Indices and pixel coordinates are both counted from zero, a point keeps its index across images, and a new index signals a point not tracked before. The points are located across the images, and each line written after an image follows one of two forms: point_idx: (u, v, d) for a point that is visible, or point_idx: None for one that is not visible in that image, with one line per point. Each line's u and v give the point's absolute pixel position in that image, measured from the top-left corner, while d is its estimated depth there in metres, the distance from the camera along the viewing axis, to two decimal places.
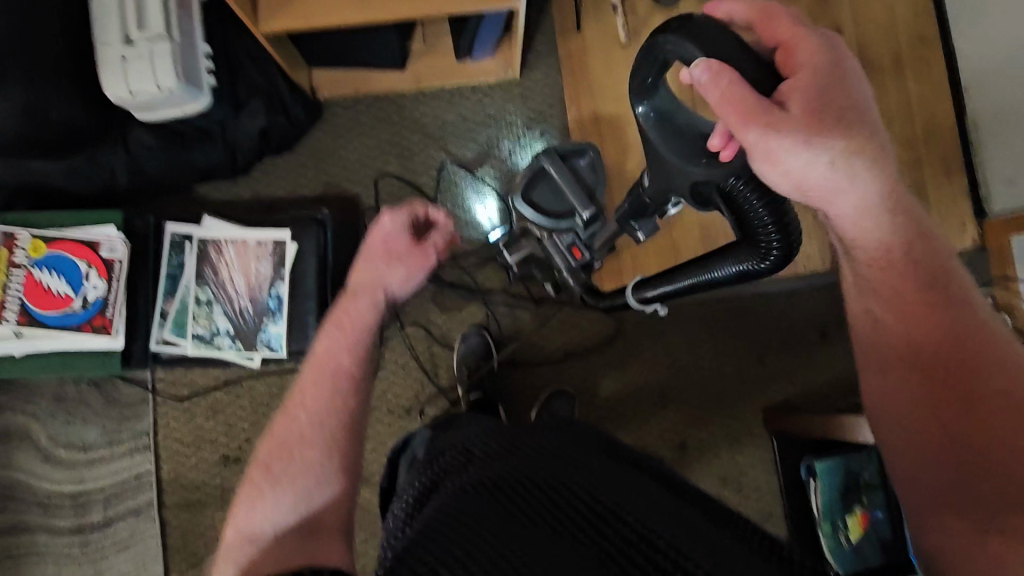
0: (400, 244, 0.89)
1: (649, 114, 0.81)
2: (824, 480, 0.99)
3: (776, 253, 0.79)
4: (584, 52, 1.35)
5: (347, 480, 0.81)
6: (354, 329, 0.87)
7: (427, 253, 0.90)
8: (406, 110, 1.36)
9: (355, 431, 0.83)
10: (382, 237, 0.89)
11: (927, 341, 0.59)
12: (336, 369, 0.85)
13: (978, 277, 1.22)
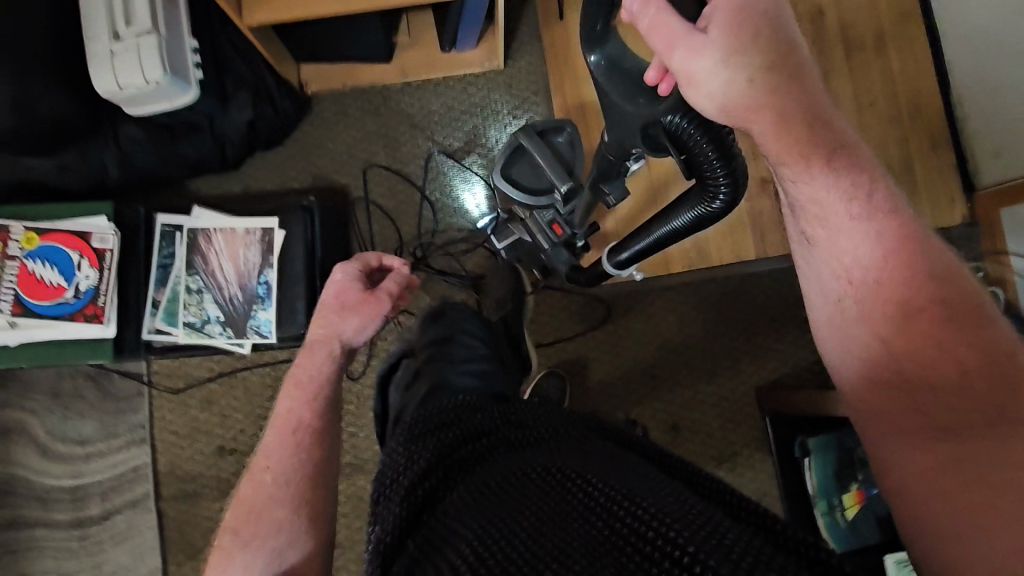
0: (352, 295, 0.89)
1: (599, 63, 0.74)
2: (817, 458, 1.15)
3: (724, 194, 0.71)
4: (568, 40, 1.30)
5: (320, 530, 0.70)
6: (309, 376, 0.81)
7: (379, 299, 0.89)
8: (391, 101, 1.35)
9: (326, 481, 0.74)
10: (339, 285, 0.90)
11: (886, 316, 0.52)
12: (298, 425, 0.76)
13: (971, 252, 1.36)
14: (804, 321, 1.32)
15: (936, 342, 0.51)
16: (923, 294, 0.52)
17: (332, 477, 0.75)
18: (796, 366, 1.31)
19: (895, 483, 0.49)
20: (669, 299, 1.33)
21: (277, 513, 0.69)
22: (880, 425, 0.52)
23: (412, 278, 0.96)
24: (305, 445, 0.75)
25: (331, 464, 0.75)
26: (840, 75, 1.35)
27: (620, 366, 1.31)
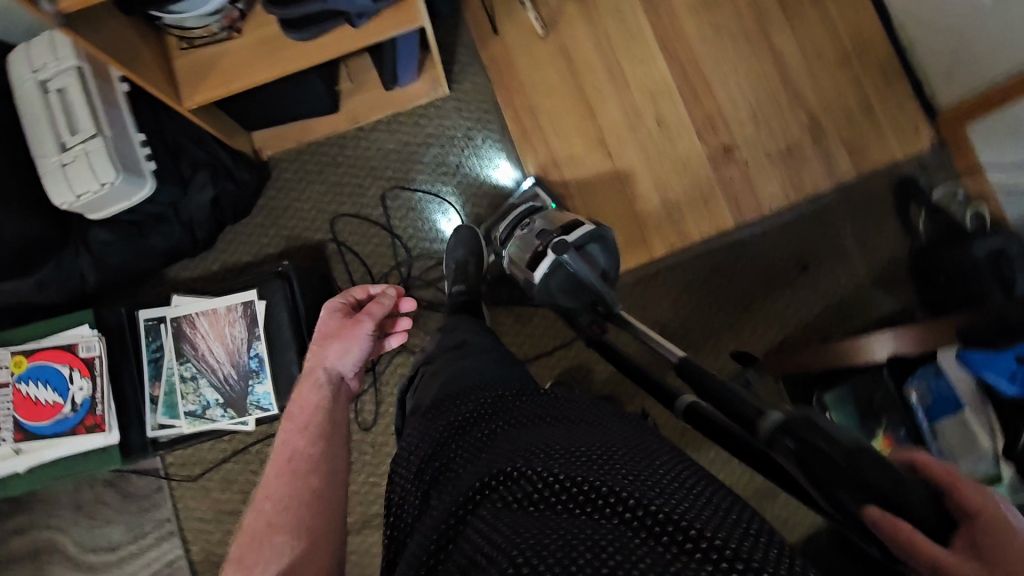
0: (334, 324, 0.97)
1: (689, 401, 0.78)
2: (838, 411, 1.13)
3: None
4: (508, 54, 1.35)
5: (327, 546, 0.68)
6: (304, 412, 0.85)
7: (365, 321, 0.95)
8: (347, 149, 1.36)
9: (326, 501, 0.73)
10: (326, 319, 0.98)
11: None
12: (293, 456, 0.78)
13: (945, 172, 1.33)
14: (796, 279, 1.31)
15: None
16: None
17: (337, 496, 0.75)
18: (797, 324, 1.30)
19: None
20: (661, 286, 1.32)
21: (275, 534, 0.68)
22: None
23: (390, 294, 1.02)
24: (303, 474, 0.76)
25: (334, 488, 0.76)
26: (781, 31, 1.35)
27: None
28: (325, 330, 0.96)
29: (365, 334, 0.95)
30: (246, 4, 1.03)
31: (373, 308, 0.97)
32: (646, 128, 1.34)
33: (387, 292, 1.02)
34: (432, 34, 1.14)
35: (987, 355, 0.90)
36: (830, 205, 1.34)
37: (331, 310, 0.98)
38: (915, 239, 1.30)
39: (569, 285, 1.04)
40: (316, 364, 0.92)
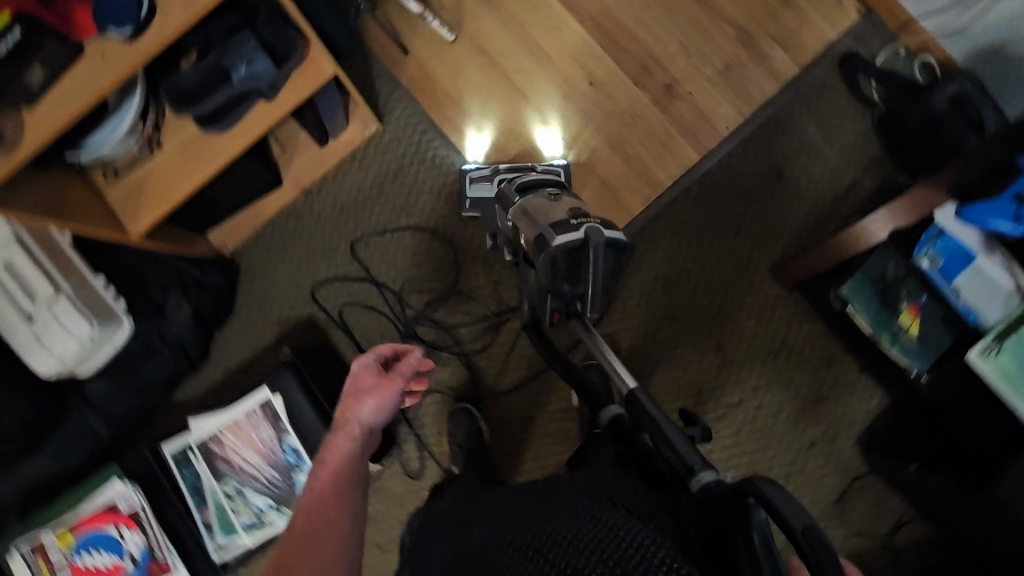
0: (368, 378, 0.89)
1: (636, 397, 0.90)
2: (859, 300, 1.15)
3: None
4: (425, 70, 1.32)
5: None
6: (333, 466, 0.80)
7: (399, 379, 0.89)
8: (303, 216, 1.33)
9: (339, 547, 0.73)
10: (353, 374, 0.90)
11: None
12: (320, 500, 0.77)
13: (882, 36, 1.32)
14: (776, 188, 1.31)
15: None
16: None
17: (352, 555, 0.73)
18: (792, 231, 1.30)
19: None
20: (651, 240, 1.31)
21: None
22: None
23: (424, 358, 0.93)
24: (326, 517, 0.75)
25: (353, 541, 0.75)
26: None
27: (643, 325, 1.30)
28: (356, 388, 0.88)
29: (402, 390, 0.88)
30: (155, 116, 0.99)
31: (405, 364, 0.90)
32: (582, 95, 1.32)
33: (411, 352, 0.92)
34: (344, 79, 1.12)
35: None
36: (784, 105, 1.32)
37: (365, 364, 0.90)
38: (874, 110, 1.30)
39: (570, 269, 0.91)
40: (346, 419, 0.85)
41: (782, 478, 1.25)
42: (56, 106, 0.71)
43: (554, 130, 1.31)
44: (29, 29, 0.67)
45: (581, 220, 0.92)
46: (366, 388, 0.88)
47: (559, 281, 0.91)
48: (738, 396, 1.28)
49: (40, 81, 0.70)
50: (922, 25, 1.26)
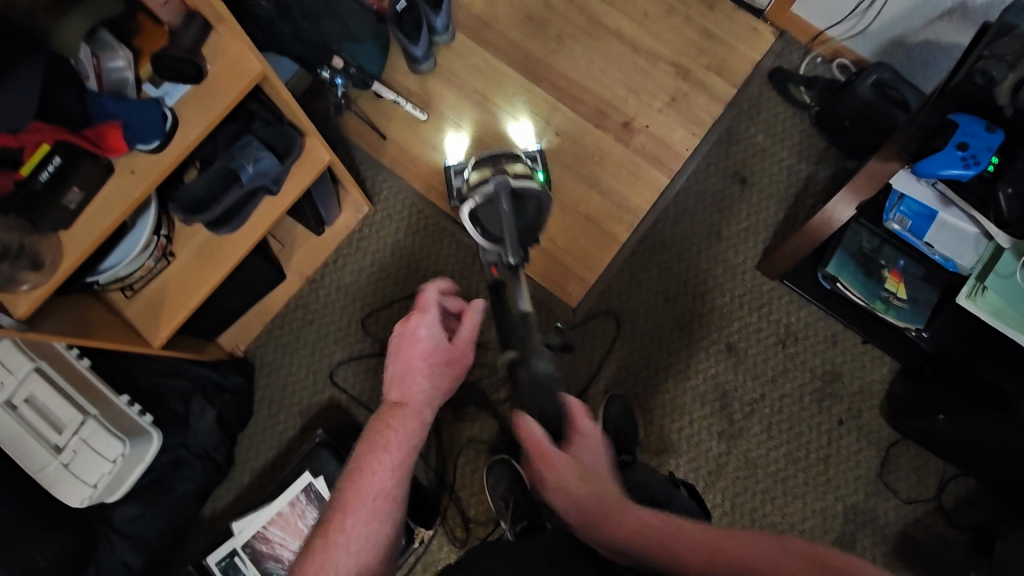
0: (438, 346, 0.84)
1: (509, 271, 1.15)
2: (846, 275, 1.23)
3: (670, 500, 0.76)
4: (404, 149, 1.43)
5: None
6: (398, 449, 0.77)
7: (463, 353, 0.86)
8: (311, 303, 1.36)
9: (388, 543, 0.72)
10: (413, 345, 0.83)
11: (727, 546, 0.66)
12: (382, 488, 0.75)
13: (799, 49, 1.50)
14: (743, 193, 1.42)
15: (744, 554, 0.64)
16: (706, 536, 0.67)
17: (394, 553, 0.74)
18: (768, 228, 1.40)
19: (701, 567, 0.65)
20: (641, 263, 1.40)
21: None
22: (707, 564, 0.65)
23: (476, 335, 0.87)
24: (384, 510, 0.74)
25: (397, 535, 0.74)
26: (609, 14, 1.52)
27: (655, 342, 1.35)
28: (424, 361, 0.83)
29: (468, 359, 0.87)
30: (168, 228, 1.03)
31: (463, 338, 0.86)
32: (550, 144, 1.44)
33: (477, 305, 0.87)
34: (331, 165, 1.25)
35: (971, 117, 0.91)
36: (732, 121, 1.46)
37: (432, 338, 0.83)
38: (808, 111, 1.45)
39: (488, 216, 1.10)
40: (409, 392, 0.82)
41: (818, 461, 1.28)
42: (92, 224, 0.77)
43: (528, 121, 1.45)
44: (67, 157, 0.72)
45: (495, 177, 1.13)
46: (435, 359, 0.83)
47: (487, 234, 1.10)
48: (760, 390, 1.32)
49: (77, 201, 0.75)
50: (830, 34, 1.44)
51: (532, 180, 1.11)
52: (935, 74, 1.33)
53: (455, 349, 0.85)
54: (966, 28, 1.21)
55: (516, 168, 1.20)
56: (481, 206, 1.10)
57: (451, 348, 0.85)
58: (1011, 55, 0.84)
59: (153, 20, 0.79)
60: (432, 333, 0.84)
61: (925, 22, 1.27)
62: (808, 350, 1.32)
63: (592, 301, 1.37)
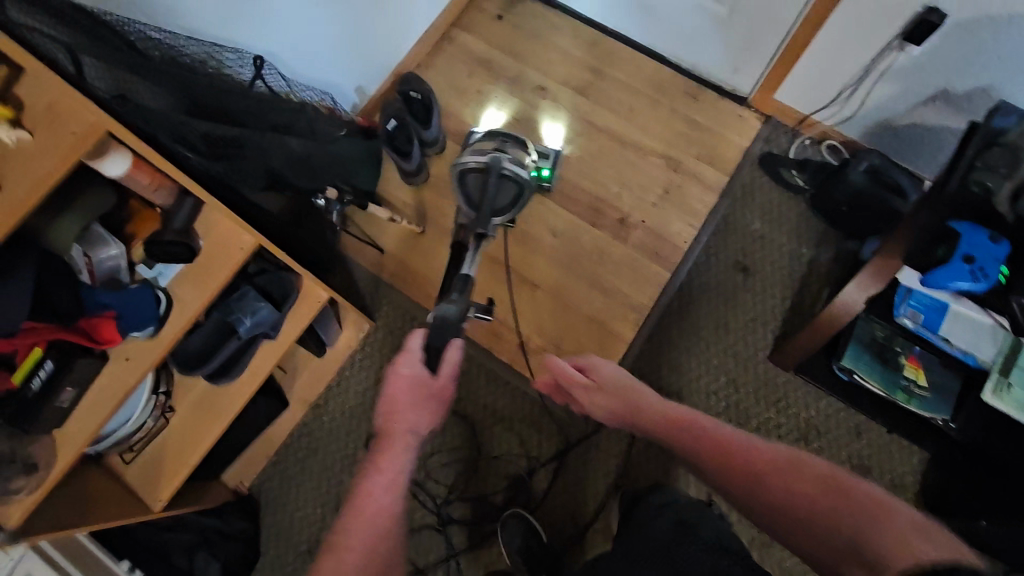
0: (418, 393, 0.93)
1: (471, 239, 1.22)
2: (863, 367, 1.20)
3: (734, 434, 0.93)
4: (404, 262, 1.44)
5: None
6: (389, 469, 0.84)
7: (446, 387, 0.95)
8: (315, 429, 1.33)
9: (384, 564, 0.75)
10: (404, 385, 0.93)
11: (800, 491, 0.82)
12: (378, 511, 0.80)
13: (786, 133, 1.51)
14: (746, 282, 1.41)
15: (796, 493, 0.82)
16: (771, 473, 0.85)
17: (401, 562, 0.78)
18: (776, 317, 1.37)
19: (774, 515, 0.82)
20: (650, 362, 1.37)
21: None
22: (783, 515, 0.81)
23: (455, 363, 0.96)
24: (386, 533, 0.78)
25: (401, 546, 0.78)
26: (595, 112, 1.56)
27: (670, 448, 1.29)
28: (409, 395, 0.92)
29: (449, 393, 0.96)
30: (167, 382, 1.03)
31: (446, 372, 0.95)
32: (548, 247, 1.45)
33: (455, 341, 0.97)
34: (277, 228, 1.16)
35: (972, 225, 0.90)
36: (727, 210, 1.46)
37: (422, 376, 0.94)
38: (804, 195, 1.45)
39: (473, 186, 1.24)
40: (395, 420, 0.90)
41: None
42: (88, 418, 0.75)
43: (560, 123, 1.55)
44: (58, 358, 0.71)
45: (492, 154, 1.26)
46: (429, 395, 0.93)
47: (464, 200, 1.25)
48: None
49: (70, 398, 0.73)
50: (817, 118, 1.45)
51: (523, 166, 1.22)
52: (925, 152, 1.33)
53: (441, 382, 0.95)
54: (950, 112, 1.21)
55: (516, 155, 1.31)
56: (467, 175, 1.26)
57: (432, 383, 0.94)
58: (1005, 165, 0.84)
59: (143, 203, 0.78)
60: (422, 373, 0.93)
61: (909, 107, 1.27)
62: (831, 444, 1.28)
63: None
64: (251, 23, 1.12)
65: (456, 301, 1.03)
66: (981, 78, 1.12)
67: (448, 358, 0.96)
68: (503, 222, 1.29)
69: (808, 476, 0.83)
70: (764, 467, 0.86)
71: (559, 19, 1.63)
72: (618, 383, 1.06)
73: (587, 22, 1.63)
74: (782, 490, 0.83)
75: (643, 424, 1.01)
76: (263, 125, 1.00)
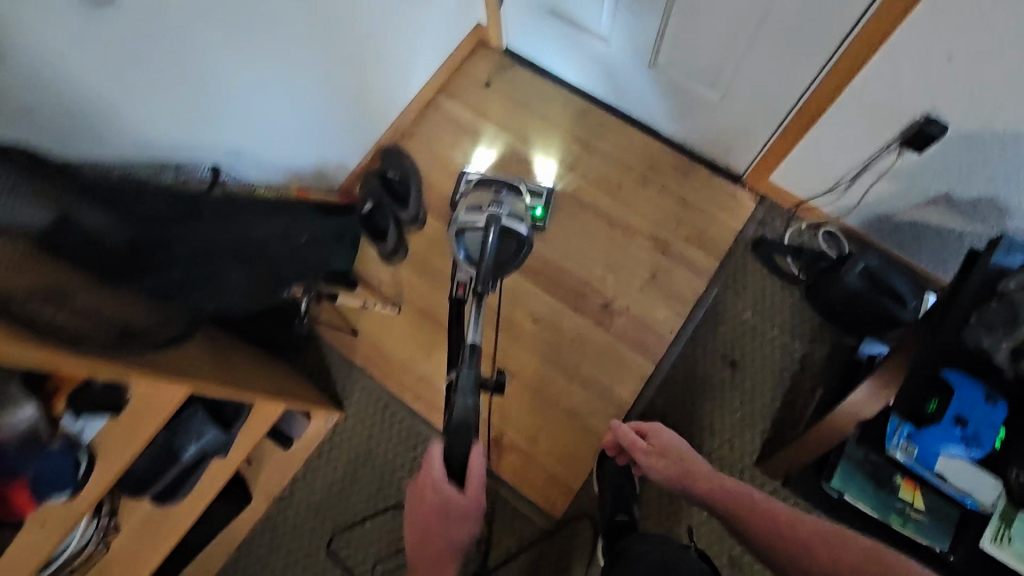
0: (438, 517, 0.89)
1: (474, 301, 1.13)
2: (853, 487, 1.11)
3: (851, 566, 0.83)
4: (377, 346, 1.40)
5: None
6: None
7: (474, 502, 0.90)
8: (280, 522, 1.31)
9: None
10: (428, 509, 0.90)
11: (849, 558, 0.84)
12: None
13: (783, 216, 1.42)
14: (734, 379, 1.33)
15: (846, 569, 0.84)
16: (827, 549, 0.86)
17: None
18: (763, 418, 1.30)
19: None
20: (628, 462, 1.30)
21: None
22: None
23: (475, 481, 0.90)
24: None
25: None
26: (583, 188, 1.49)
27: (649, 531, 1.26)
28: (434, 516, 0.90)
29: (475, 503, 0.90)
30: (111, 503, 0.96)
31: (471, 487, 0.90)
32: (527, 333, 1.39)
33: (475, 446, 0.93)
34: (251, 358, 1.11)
35: (966, 374, 0.82)
36: (716, 298, 1.38)
37: (447, 494, 0.89)
38: (799, 285, 1.36)
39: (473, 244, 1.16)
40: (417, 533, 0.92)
41: None
42: None
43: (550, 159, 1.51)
44: None
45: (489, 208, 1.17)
46: (453, 516, 0.89)
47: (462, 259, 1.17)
48: None
49: None
50: (814, 204, 1.36)
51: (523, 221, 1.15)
52: (928, 249, 1.24)
53: (467, 500, 0.89)
54: (954, 215, 1.13)
55: (513, 203, 1.25)
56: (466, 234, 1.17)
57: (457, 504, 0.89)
58: (1002, 324, 0.77)
59: None
60: (444, 493, 0.88)
61: (910, 206, 1.19)
62: None
63: (578, 505, 1.30)
64: (221, 129, 1.05)
65: (464, 390, 0.95)
66: (989, 188, 1.04)
67: (473, 472, 0.91)
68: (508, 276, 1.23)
69: (868, 558, 0.84)
70: (808, 536, 0.89)
71: (550, 88, 1.57)
72: (729, 492, 0.99)
73: (578, 91, 1.56)
74: (834, 562, 0.85)
75: (698, 489, 1.02)
76: (218, 248, 0.95)
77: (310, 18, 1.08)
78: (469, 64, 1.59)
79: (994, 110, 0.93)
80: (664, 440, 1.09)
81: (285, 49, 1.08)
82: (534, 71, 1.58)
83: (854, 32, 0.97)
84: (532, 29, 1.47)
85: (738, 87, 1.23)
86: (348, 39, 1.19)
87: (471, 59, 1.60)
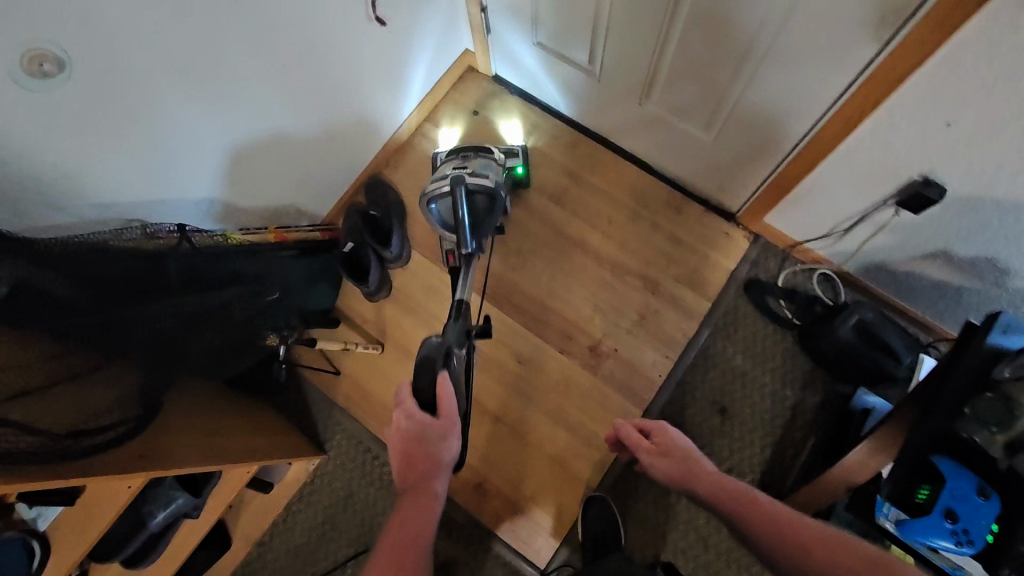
0: (414, 444, 0.88)
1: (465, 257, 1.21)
2: None
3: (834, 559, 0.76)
4: (359, 387, 1.37)
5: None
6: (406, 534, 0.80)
7: (450, 424, 0.88)
8: (258, 569, 1.29)
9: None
10: (405, 435, 0.89)
11: (845, 560, 0.75)
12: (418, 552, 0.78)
13: (777, 256, 1.38)
14: (724, 426, 1.30)
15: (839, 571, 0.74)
16: (820, 549, 0.77)
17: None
18: (752, 468, 1.27)
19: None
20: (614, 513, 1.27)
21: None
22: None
23: (447, 397, 0.89)
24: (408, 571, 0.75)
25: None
26: (572, 224, 1.45)
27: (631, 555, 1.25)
28: (409, 444, 0.88)
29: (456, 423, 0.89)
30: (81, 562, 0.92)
31: (446, 410, 0.89)
32: (512, 375, 1.36)
33: (443, 373, 0.90)
34: (226, 405, 1.09)
35: (957, 465, 0.80)
36: (707, 341, 1.35)
37: (423, 420, 0.88)
38: (792, 328, 1.33)
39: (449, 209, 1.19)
40: (401, 465, 0.88)
41: None
42: None
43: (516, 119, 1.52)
44: None
45: (452, 172, 1.19)
46: (432, 439, 0.88)
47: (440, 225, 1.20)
48: None
49: None
50: (809, 246, 1.32)
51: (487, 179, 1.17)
52: (926, 298, 1.21)
53: (443, 423, 0.88)
54: (952, 270, 1.09)
55: (482, 161, 1.25)
56: (436, 203, 1.19)
57: (428, 426, 0.88)
58: (995, 421, 0.76)
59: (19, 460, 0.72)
60: (418, 419, 0.88)
61: (907, 258, 1.15)
62: None
63: (562, 555, 1.27)
64: (190, 181, 1.02)
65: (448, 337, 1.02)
66: (987, 248, 1.00)
67: (442, 395, 0.89)
68: (492, 229, 1.27)
69: (858, 553, 0.75)
70: (808, 538, 0.79)
71: (540, 117, 1.53)
72: (735, 491, 0.90)
73: (569, 120, 1.52)
74: (825, 562, 0.76)
75: (698, 489, 0.94)
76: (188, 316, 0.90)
77: (279, 63, 1.03)
78: (457, 90, 1.55)
79: (994, 178, 0.89)
80: (674, 445, 1.02)
81: (254, 95, 1.03)
82: (524, 99, 1.54)
83: (844, 97, 0.94)
84: (521, 59, 1.42)
85: (729, 128, 1.18)
86: (325, 81, 1.15)
87: (458, 85, 1.55)
